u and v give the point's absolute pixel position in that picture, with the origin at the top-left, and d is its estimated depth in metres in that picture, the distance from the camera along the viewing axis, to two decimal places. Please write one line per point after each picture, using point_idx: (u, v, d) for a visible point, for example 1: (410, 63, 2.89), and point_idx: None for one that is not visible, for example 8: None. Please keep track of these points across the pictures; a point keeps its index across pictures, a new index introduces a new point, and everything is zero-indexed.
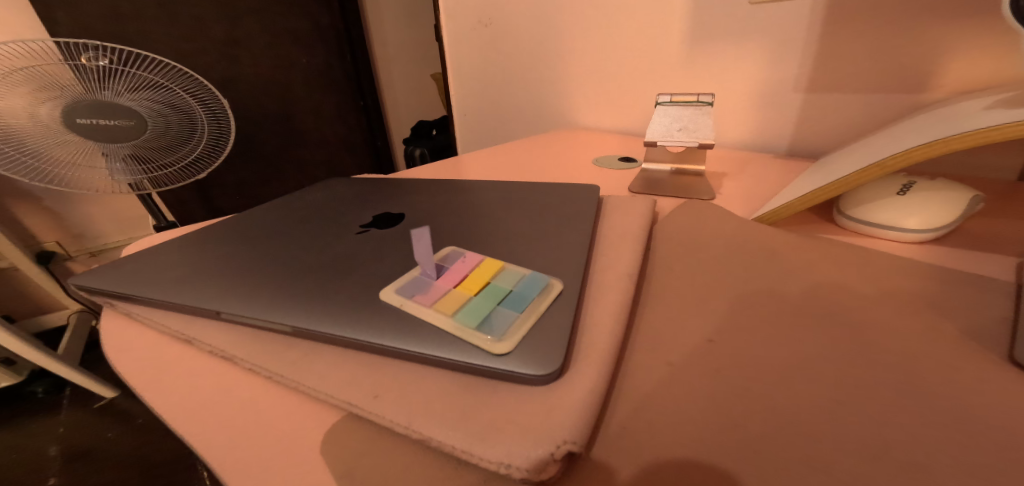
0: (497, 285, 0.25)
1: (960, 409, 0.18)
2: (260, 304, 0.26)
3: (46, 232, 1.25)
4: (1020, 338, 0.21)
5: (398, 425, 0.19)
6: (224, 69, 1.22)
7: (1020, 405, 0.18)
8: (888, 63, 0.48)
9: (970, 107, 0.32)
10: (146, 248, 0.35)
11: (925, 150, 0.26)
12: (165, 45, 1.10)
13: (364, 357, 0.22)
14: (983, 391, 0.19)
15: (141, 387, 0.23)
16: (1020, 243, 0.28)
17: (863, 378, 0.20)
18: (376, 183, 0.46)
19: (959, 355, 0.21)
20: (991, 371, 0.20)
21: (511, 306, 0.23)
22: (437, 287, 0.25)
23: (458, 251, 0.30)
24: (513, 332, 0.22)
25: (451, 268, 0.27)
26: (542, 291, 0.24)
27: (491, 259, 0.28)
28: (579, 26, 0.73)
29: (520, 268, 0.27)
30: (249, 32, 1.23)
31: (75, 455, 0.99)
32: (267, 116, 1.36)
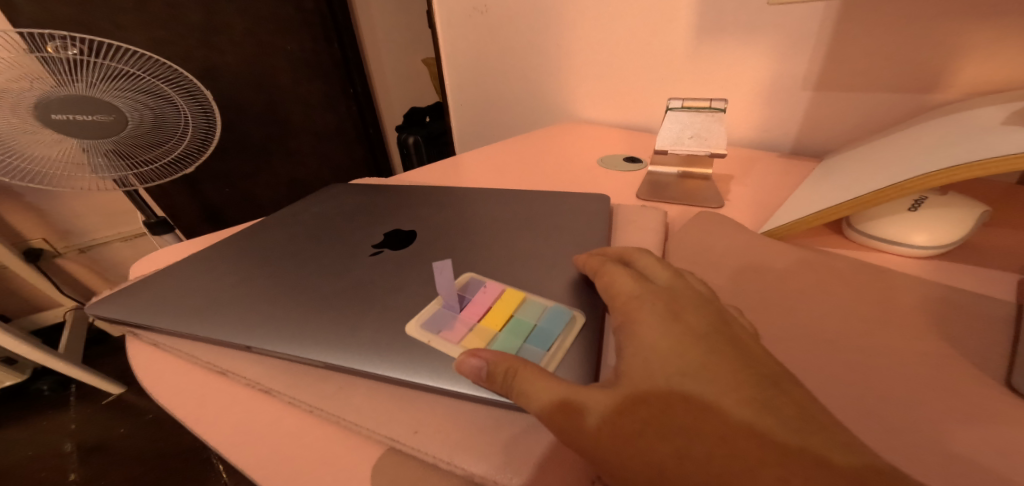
0: (520, 319, 0.26)
1: (963, 434, 0.19)
2: (291, 340, 0.26)
3: (32, 230, 1.22)
4: (1019, 361, 0.22)
5: (444, 461, 0.20)
6: (205, 58, 1.18)
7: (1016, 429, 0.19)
8: (898, 60, 0.48)
9: (981, 120, 0.32)
10: (159, 271, 0.35)
11: (944, 176, 0.26)
12: (139, 34, 1.05)
13: (399, 391, 0.24)
14: (982, 414, 0.20)
15: (187, 419, 0.24)
16: (1018, 257, 0.29)
17: (870, 403, 0.21)
18: (381, 192, 0.45)
19: (957, 377, 0.22)
20: (995, 395, 0.21)
21: (538, 344, 0.24)
22: (462, 322, 0.26)
23: (478, 279, 0.30)
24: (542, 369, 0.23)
25: (473, 300, 0.28)
26: (566, 324, 0.25)
27: (511, 289, 0.29)
28: (580, 16, 0.72)
29: (541, 299, 0.28)
30: (229, 18, 1.17)
31: (91, 450, 1.01)
32: (254, 106, 1.33)
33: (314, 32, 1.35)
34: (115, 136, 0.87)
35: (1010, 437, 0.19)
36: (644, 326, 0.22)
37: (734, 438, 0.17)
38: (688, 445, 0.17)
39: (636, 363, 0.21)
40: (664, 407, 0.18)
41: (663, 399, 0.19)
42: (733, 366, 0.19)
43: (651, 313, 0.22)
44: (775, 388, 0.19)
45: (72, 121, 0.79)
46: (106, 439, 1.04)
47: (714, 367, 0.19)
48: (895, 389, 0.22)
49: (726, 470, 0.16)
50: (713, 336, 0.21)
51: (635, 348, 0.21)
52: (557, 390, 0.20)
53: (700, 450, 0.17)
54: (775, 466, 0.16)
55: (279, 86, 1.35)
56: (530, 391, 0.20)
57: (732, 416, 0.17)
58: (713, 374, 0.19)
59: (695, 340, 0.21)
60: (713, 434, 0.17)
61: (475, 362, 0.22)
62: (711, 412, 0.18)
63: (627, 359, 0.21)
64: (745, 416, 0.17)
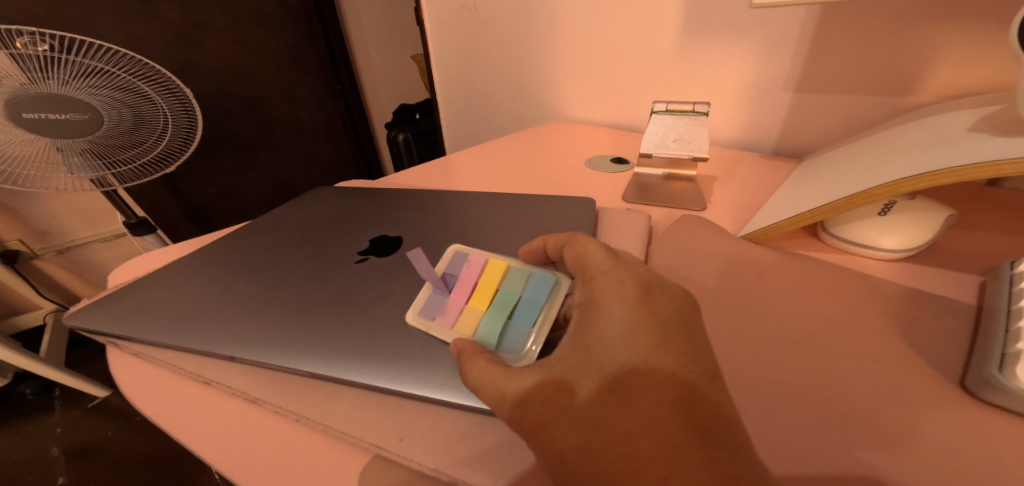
0: (506, 292, 0.28)
1: (916, 433, 0.21)
2: (277, 349, 0.27)
3: (8, 232, 1.21)
4: (974, 362, 0.23)
5: (431, 470, 0.21)
6: (183, 54, 1.15)
7: (967, 430, 0.20)
8: (877, 64, 0.50)
9: (952, 127, 0.33)
10: (141, 278, 0.35)
11: (915, 182, 0.26)
12: (112, 30, 1.03)
13: (384, 399, 0.25)
14: (937, 415, 0.21)
15: (173, 431, 0.24)
16: (982, 260, 0.31)
17: (835, 405, 0.22)
18: (367, 196, 0.45)
19: (919, 380, 0.23)
20: (949, 396, 0.22)
21: (525, 315, 0.26)
22: (452, 305, 0.28)
23: (461, 256, 0.32)
24: (532, 341, 0.25)
25: (459, 278, 0.30)
26: (550, 292, 0.27)
27: (494, 260, 0.30)
28: (567, 15, 0.71)
29: (524, 267, 0.29)
30: (209, 12, 1.14)
31: (79, 454, 1.01)
32: (237, 103, 1.30)
33: (298, 27, 1.32)
34: (92, 135, 0.85)
35: (957, 437, 0.20)
36: (603, 308, 0.21)
37: (639, 438, 0.18)
38: (596, 435, 0.19)
39: (582, 347, 0.21)
40: (588, 399, 0.19)
41: (590, 392, 0.20)
42: (678, 361, 0.19)
43: (616, 296, 0.21)
44: (709, 386, 0.19)
45: (45, 120, 0.77)
46: (95, 442, 1.04)
47: (657, 359, 0.19)
48: (859, 390, 0.23)
49: (620, 462, 0.18)
50: (673, 322, 0.21)
51: (587, 333, 0.21)
52: (497, 378, 0.22)
53: (601, 445, 0.18)
54: (666, 467, 0.17)
55: (262, 83, 1.33)
56: (481, 383, 0.22)
57: (649, 413, 0.18)
58: (651, 366, 0.19)
59: (653, 327, 0.20)
60: (622, 428, 0.18)
61: (454, 351, 0.24)
62: (631, 408, 0.18)
63: (579, 343, 0.21)
64: (661, 416, 0.18)
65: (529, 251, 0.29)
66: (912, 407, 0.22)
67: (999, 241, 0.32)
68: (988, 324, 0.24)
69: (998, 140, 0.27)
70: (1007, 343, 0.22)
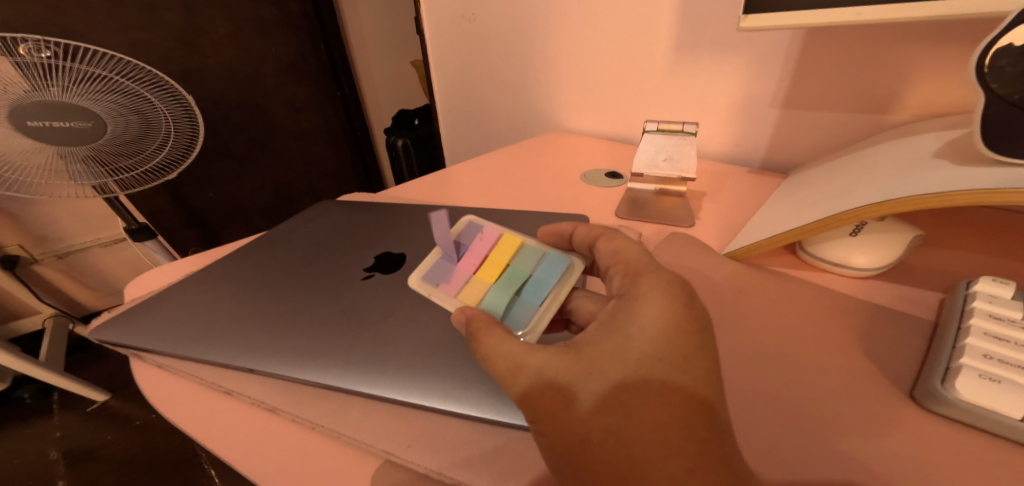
0: (516, 269, 0.32)
1: (866, 440, 0.23)
2: (295, 362, 0.29)
3: (8, 237, 1.24)
4: (924, 374, 0.25)
5: (433, 473, 0.23)
6: (184, 61, 1.18)
7: (911, 436, 0.23)
8: (861, 82, 0.52)
9: (919, 151, 0.36)
10: (160, 293, 0.37)
11: (879, 209, 0.29)
12: (114, 36, 1.05)
13: (392, 408, 0.27)
14: (886, 423, 0.24)
15: (197, 436, 0.26)
16: (944, 278, 0.33)
17: (797, 414, 0.24)
18: (370, 211, 0.47)
19: (874, 390, 0.25)
20: (899, 406, 0.24)
21: (533, 292, 0.30)
22: (463, 274, 0.33)
23: (477, 229, 0.35)
24: (537, 315, 0.29)
25: (473, 249, 0.34)
26: (557, 275, 0.31)
27: (507, 237, 0.34)
28: (564, 30, 0.74)
29: (536, 247, 0.33)
30: (210, 18, 1.16)
31: (78, 457, 1.10)
32: (237, 108, 1.33)
33: (299, 33, 1.34)
34: (95, 142, 0.89)
35: (899, 443, 0.23)
36: (647, 305, 0.23)
37: (666, 426, 0.20)
38: (627, 419, 0.21)
39: (616, 339, 0.23)
40: (624, 388, 0.22)
41: (627, 382, 0.22)
42: (706, 364, 0.22)
43: (663, 296, 0.24)
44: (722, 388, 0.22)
45: (48, 128, 0.81)
46: (94, 446, 1.12)
47: (688, 362, 0.22)
48: (820, 400, 0.25)
49: (648, 446, 0.20)
50: (705, 326, 0.23)
51: (628, 326, 0.23)
52: (530, 362, 0.23)
53: (632, 428, 0.21)
54: (688, 459, 0.20)
55: (263, 88, 1.35)
56: (512, 367, 0.24)
57: (677, 407, 0.21)
58: (682, 367, 0.22)
59: (691, 330, 0.23)
60: (654, 416, 0.21)
61: (463, 315, 0.28)
62: (662, 401, 0.21)
63: (619, 335, 0.23)
64: (688, 409, 0.21)
65: (554, 231, 0.32)
66: (865, 415, 0.24)
67: (963, 259, 0.35)
68: (940, 339, 0.26)
69: (956, 170, 0.29)
70: (952, 357, 0.25)
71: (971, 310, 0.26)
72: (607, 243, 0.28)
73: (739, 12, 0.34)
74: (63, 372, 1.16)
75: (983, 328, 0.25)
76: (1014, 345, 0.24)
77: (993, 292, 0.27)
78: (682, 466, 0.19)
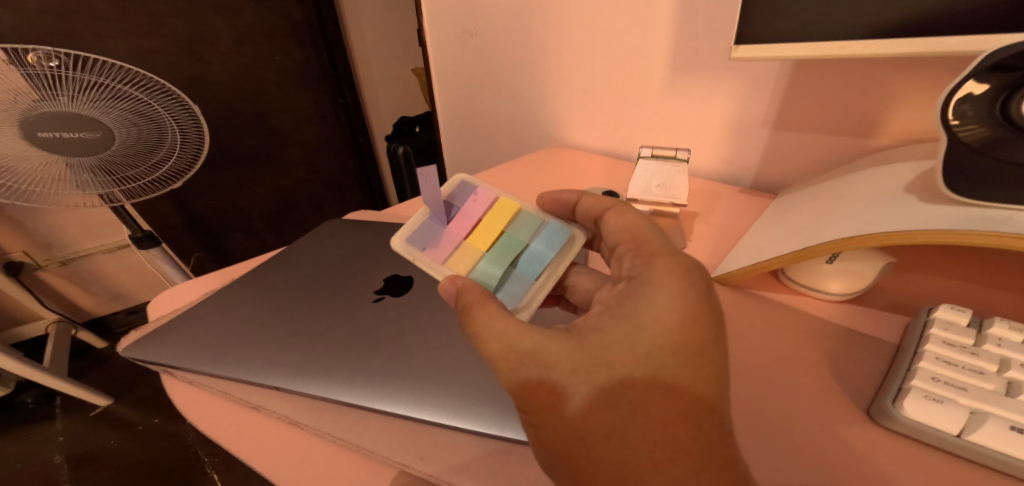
0: (511, 239, 0.37)
1: (823, 453, 0.26)
2: (317, 381, 0.32)
3: (13, 243, 1.27)
4: (879, 393, 0.28)
5: (427, 476, 0.26)
6: (190, 69, 1.21)
7: (863, 451, 0.26)
8: (844, 107, 0.54)
9: (894, 183, 0.38)
10: (185, 312, 0.39)
11: (847, 243, 0.32)
12: (120, 45, 1.08)
13: (404, 424, 0.29)
14: (844, 438, 0.26)
15: (232, 448, 0.29)
16: (911, 303, 0.36)
17: (765, 431, 0.27)
18: (378, 230, 0.50)
19: (837, 407, 0.28)
20: (856, 423, 0.27)
21: (527, 264, 0.36)
22: (456, 238, 0.37)
23: (470, 195, 0.39)
24: (533, 287, 0.35)
25: (466, 215, 0.38)
26: (549, 249, 0.36)
27: (500, 205, 0.38)
28: (564, 47, 0.77)
29: (530, 218, 0.38)
30: (215, 27, 1.19)
31: (81, 461, 1.13)
32: (240, 115, 1.35)
33: (303, 42, 1.36)
34: (103, 152, 0.92)
35: (852, 456, 0.25)
36: (660, 296, 0.26)
37: (665, 418, 0.23)
38: (632, 408, 0.24)
39: (628, 328, 0.25)
40: (632, 379, 0.24)
41: (636, 374, 0.24)
42: (707, 360, 0.25)
43: (676, 289, 0.26)
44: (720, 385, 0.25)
45: (57, 138, 0.84)
46: (97, 450, 1.15)
47: (692, 357, 0.24)
48: (788, 418, 0.28)
49: (648, 435, 0.23)
50: (712, 320, 0.26)
51: (640, 315, 0.26)
52: (544, 353, 0.25)
53: (635, 417, 0.23)
54: (681, 446, 0.23)
55: (266, 97, 1.38)
56: (527, 356, 0.26)
57: (677, 403, 0.24)
58: (687, 361, 0.24)
59: (699, 325, 0.25)
60: (656, 408, 0.23)
61: (450, 283, 0.32)
62: (665, 396, 0.24)
63: (631, 326, 0.25)
64: (687, 404, 0.24)
65: (554, 203, 0.38)
66: (825, 432, 0.27)
67: (931, 283, 0.38)
68: (897, 361, 0.29)
69: (919, 207, 0.32)
70: (906, 379, 0.28)
71: (928, 336, 0.29)
72: (615, 219, 0.34)
73: (732, 43, 0.37)
74: (66, 377, 1.18)
75: (935, 353, 0.28)
76: (965, 370, 0.26)
77: (950, 319, 0.30)
78: (675, 455, 0.23)
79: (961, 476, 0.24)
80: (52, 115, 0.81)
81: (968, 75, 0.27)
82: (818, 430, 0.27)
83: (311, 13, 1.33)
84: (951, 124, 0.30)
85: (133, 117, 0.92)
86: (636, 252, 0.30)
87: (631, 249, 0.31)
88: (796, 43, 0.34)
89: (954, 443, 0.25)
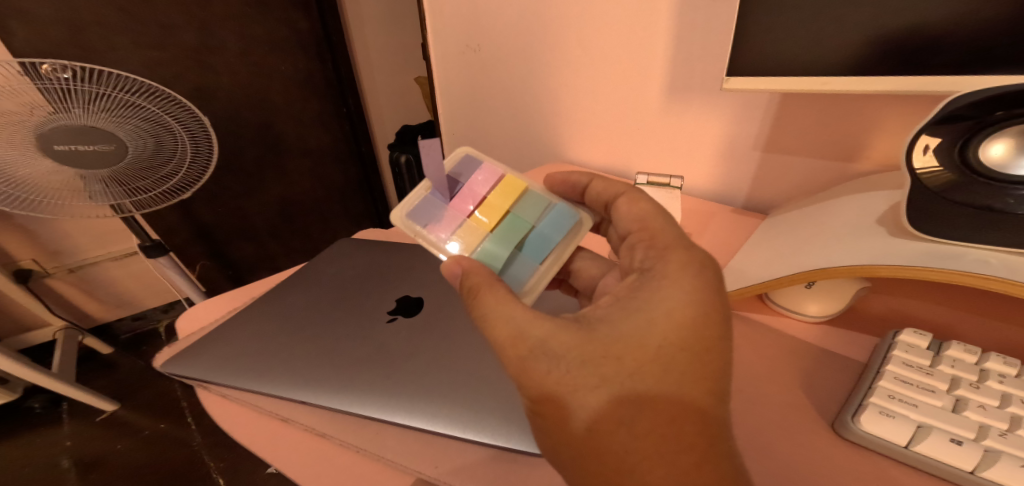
0: (518, 222, 0.40)
1: (792, 459, 0.29)
2: (340, 395, 0.35)
3: (23, 251, 1.30)
4: (841, 410, 0.32)
5: (433, 479, 0.29)
6: (198, 79, 1.24)
7: (827, 458, 0.29)
8: (832, 133, 0.57)
9: (867, 212, 0.41)
10: (215, 331, 0.42)
11: (818, 274, 0.36)
12: (130, 56, 1.12)
13: (418, 435, 0.32)
14: (812, 447, 0.30)
15: (265, 454, 0.33)
16: (880, 325, 0.39)
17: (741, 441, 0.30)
18: (390, 250, 0.53)
19: (806, 420, 0.31)
20: (822, 434, 0.30)
21: (531, 247, 0.40)
22: (459, 217, 0.40)
23: (476, 173, 0.42)
24: (537, 270, 0.39)
25: (474, 193, 0.41)
26: (554, 233, 0.40)
27: (507, 186, 0.41)
28: (565, 64, 0.80)
29: (536, 203, 0.41)
30: (223, 38, 1.22)
31: (87, 465, 1.15)
32: (246, 124, 1.39)
33: (308, 52, 1.38)
34: (116, 165, 0.96)
35: (817, 462, 0.28)
36: (673, 290, 0.28)
37: (672, 409, 0.26)
38: (643, 400, 0.26)
39: (640, 322, 0.28)
40: (644, 371, 0.26)
41: (647, 366, 0.27)
42: (710, 357, 0.27)
43: (687, 284, 0.29)
44: (724, 381, 0.27)
45: (73, 150, 0.88)
46: (104, 455, 1.18)
47: (697, 352, 0.27)
48: (763, 429, 0.31)
49: (657, 427, 0.25)
50: (719, 317, 0.28)
51: (653, 309, 0.28)
52: (564, 344, 0.27)
53: (645, 408, 0.26)
54: (686, 435, 0.25)
55: (272, 106, 1.41)
56: (546, 343, 0.28)
57: (683, 396, 0.26)
58: (693, 356, 0.27)
59: (706, 322, 0.28)
60: (664, 401, 0.26)
61: (454, 267, 0.34)
62: (673, 389, 0.26)
63: (643, 319, 0.28)
64: (692, 396, 0.26)
65: (562, 181, 0.43)
66: (795, 442, 0.30)
67: (902, 304, 0.41)
68: (861, 381, 0.32)
69: (881, 240, 0.36)
70: (866, 395, 0.31)
71: (890, 357, 0.32)
72: (627, 204, 0.37)
73: (723, 75, 0.41)
74: (73, 382, 1.21)
75: (894, 373, 0.31)
76: (917, 387, 0.30)
77: (912, 341, 0.33)
78: (681, 445, 0.25)
79: (911, 480, 0.27)
80: (67, 129, 0.85)
81: (920, 128, 0.31)
82: (788, 440, 0.30)
83: (316, 22, 1.34)
84: (917, 168, 0.33)
85: (145, 129, 0.95)
86: (651, 244, 0.33)
87: (645, 241, 0.33)
88: (782, 77, 0.38)
89: (901, 453, 0.28)
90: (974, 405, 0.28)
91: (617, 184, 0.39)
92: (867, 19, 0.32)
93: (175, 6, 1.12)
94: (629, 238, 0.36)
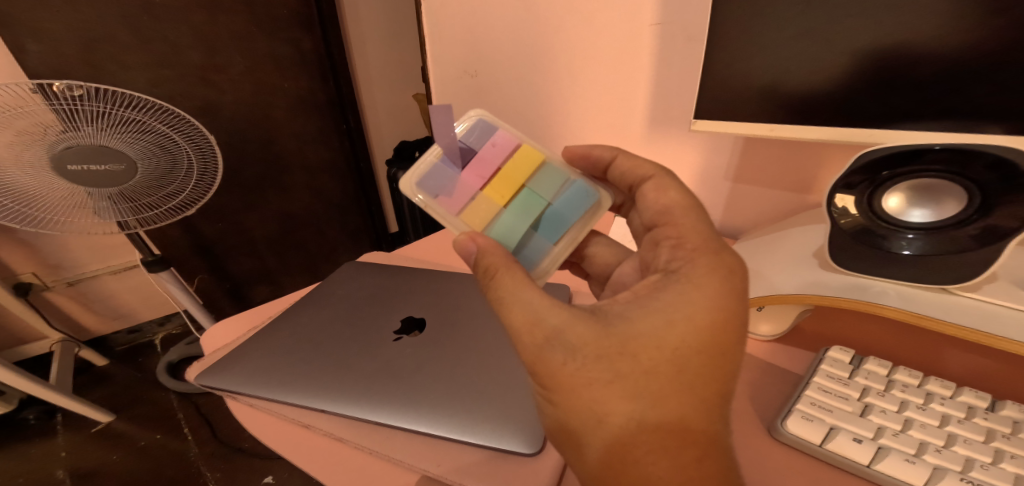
0: (536, 201, 0.45)
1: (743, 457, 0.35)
2: (357, 406, 0.40)
3: (24, 265, 1.33)
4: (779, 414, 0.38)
5: (439, 477, 0.35)
6: (204, 96, 1.29)
7: (768, 455, 0.35)
8: (795, 166, 0.64)
9: (807, 245, 0.48)
10: (240, 348, 0.48)
11: (768, 297, 0.44)
12: (139, 74, 1.18)
13: (424, 440, 0.38)
14: (759, 447, 0.35)
15: (293, 457, 0.38)
16: (819, 341, 0.46)
17: None
18: (395, 273, 0.59)
19: (753, 424, 0.37)
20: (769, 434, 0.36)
21: (547, 228, 0.46)
22: (475, 192, 0.45)
23: (490, 143, 0.46)
24: (552, 249, 0.45)
25: (490, 167, 0.46)
26: (571, 213, 0.46)
27: (521, 161, 0.46)
28: (555, 93, 0.88)
29: (553, 181, 0.46)
30: (229, 57, 1.28)
31: (83, 476, 1.17)
32: (248, 140, 1.44)
33: (311, 71, 1.44)
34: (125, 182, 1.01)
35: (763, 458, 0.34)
36: (700, 288, 0.33)
37: (666, 413, 0.30)
38: (647, 405, 0.30)
39: (661, 323, 0.31)
40: (649, 377, 0.30)
41: (664, 369, 0.30)
42: (721, 361, 0.31)
43: (713, 284, 0.33)
44: (721, 383, 0.31)
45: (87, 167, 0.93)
46: (100, 465, 1.20)
47: (706, 355, 0.31)
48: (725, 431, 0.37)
49: (652, 429, 0.29)
50: (734, 326, 0.32)
51: (680, 312, 0.32)
52: (597, 334, 0.31)
53: (645, 413, 0.29)
54: (674, 439, 0.29)
55: (274, 122, 1.46)
56: (571, 331, 0.31)
57: (683, 402, 0.30)
58: (699, 357, 0.31)
59: (713, 329, 0.31)
60: (667, 404, 0.30)
61: (472, 245, 0.39)
62: (671, 397, 0.30)
63: (667, 317, 0.31)
64: (689, 403, 0.30)
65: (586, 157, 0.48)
66: (746, 443, 0.36)
67: (839, 324, 0.48)
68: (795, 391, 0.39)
69: (818, 270, 0.43)
70: (795, 402, 0.37)
71: (818, 369, 0.39)
72: (655, 189, 0.41)
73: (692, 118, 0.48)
74: (70, 393, 1.23)
75: (818, 384, 0.37)
76: (834, 395, 0.36)
77: (838, 356, 0.40)
78: (669, 450, 0.29)
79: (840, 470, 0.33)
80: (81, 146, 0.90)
81: (832, 189, 0.39)
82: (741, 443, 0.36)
83: (318, 42, 1.40)
84: (841, 221, 0.39)
85: (153, 147, 0.99)
86: (679, 244, 0.37)
87: (673, 239, 0.38)
88: (743, 123, 0.45)
89: (816, 450, 0.34)
90: (877, 410, 0.35)
91: (645, 166, 0.43)
92: (811, 66, 0.38)
93: (184, 27, 1.18)
94: (655, 231, 0.40)
